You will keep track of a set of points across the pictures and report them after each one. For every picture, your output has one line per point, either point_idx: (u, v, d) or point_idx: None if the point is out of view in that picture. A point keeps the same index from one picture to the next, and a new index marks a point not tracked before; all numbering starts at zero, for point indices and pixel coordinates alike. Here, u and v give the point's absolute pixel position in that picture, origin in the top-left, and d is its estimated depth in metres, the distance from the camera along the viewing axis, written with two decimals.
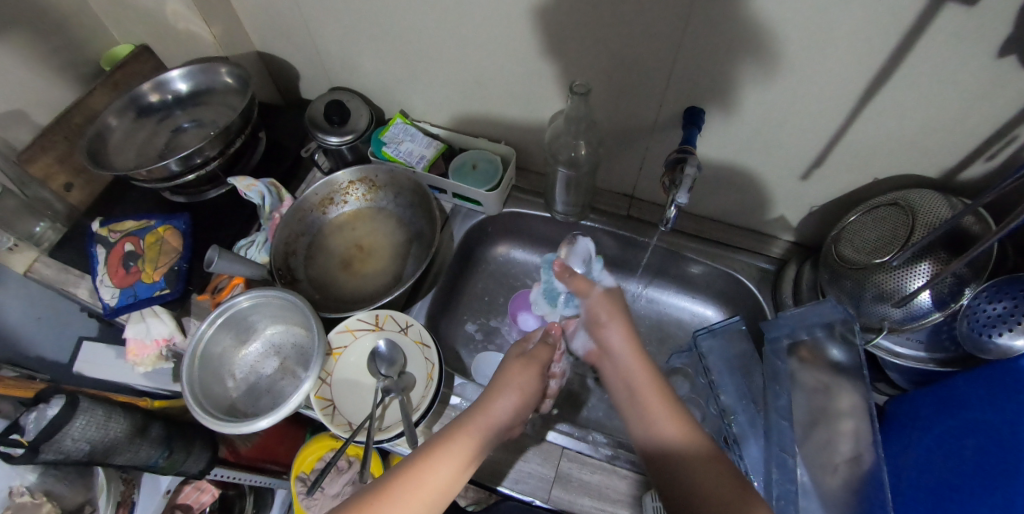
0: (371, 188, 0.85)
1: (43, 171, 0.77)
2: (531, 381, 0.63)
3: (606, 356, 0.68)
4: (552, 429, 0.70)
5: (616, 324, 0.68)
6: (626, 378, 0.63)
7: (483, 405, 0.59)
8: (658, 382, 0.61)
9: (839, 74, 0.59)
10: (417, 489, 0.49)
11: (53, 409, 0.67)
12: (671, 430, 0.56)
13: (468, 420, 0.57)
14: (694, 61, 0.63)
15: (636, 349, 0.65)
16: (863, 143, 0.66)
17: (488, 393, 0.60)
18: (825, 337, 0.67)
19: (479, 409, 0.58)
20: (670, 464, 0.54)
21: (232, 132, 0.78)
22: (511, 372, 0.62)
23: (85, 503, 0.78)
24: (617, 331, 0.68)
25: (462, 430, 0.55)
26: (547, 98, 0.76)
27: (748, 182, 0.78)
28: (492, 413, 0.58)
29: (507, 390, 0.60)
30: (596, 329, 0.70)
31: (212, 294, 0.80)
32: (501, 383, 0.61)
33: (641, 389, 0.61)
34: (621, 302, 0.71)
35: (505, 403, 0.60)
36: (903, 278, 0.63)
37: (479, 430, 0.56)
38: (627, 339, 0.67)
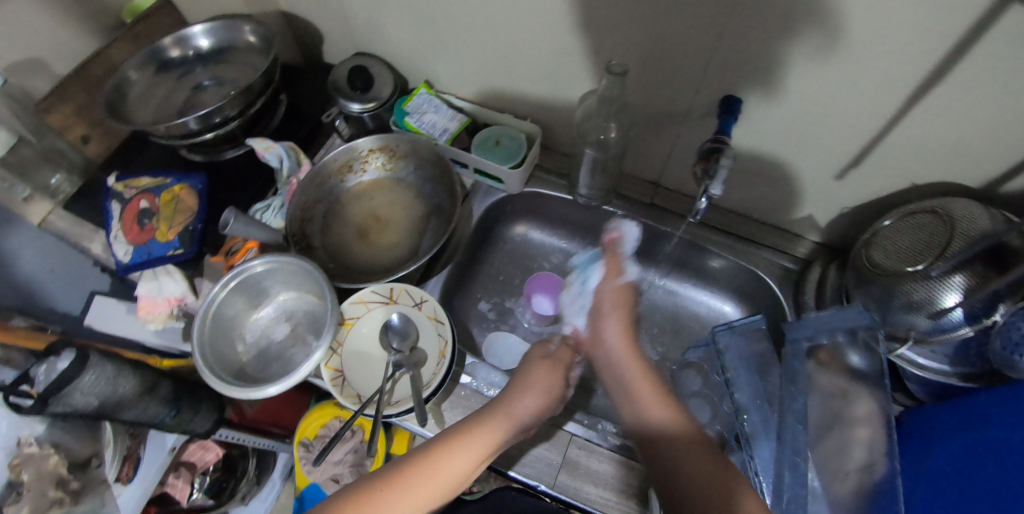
0: (392, 157, 0.83)
1: (61, 122, 0.76)
2: (553, 383, 0.66)
3: (600, 346, 0.69)
4: (570, 421, 0.69)
5: (617, 317, 0.70)
6: (618, 372, 0.66)
7: (505, 404, 0.62)
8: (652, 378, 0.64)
9: (891, 71, 0.56)
10: (424, 481, 0.55)
11: (64, 361, 0.67)
12: (660, 413, 0.60)
13: (488, 416, 0.61)
14: (738, 49, 0.60)
15: (632, 345, 0.68)
16: (907, 145, 0.63)
17: (512, 391, 0.64)
18: (847, 343, 0.64)
19: (501, 410, 0.61)
20: (660, 443, 0.58)
21: (253, 92, 0.77)
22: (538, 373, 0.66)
23: (93, 457, 0.77)
24: (616, 324, 0.70)
25: (479, 427, 0.59)
26: (579, 78, 0.73)
27: (780, 178, 0.75)
28: (516, 411, 0.62)
29: (529, 393, 0.63)
30: (597, 318, 0.71)
31: (226, 256, 0.79)
32: (522, 385, 0.64)
33: (634, 382, 0.64)
34: (630, 299, 0.73)
35: (531, 401, 0.63)
36: (936, 290, 0.61)
37: (497, 429, 0.60)
38: (623, 332, 0.69)
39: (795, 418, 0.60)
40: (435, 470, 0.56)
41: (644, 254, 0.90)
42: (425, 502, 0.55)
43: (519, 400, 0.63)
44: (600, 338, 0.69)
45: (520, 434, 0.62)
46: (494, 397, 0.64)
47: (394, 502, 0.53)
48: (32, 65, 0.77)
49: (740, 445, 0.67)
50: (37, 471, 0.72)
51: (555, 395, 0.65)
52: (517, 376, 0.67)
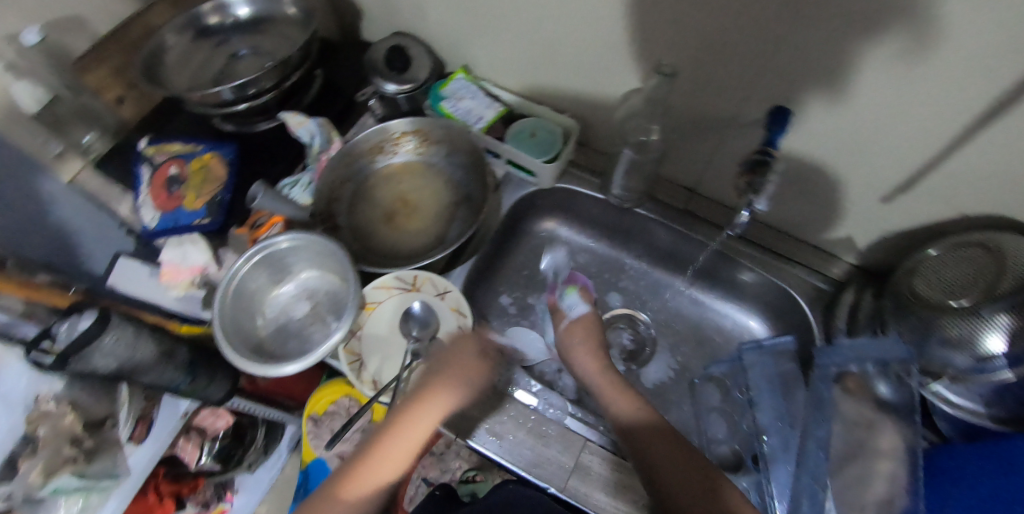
0: (424, 141, 0.82)
1: (98, 82, 0.76)
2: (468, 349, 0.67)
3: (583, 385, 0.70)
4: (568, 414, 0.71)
5: (585, 350, 0.71)
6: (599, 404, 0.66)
7: (424, 399, 0.61)
8: (618, 385, 0.66)
9: (955, 94, 0.53)
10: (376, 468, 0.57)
11: (86, 321, 0.67)
12: (631, 412, 0.63)
13: (411, 412, 0.61)
14: (793, 60, 0.58)
15: (604, 368, 0.68)
16: (962, 174, 0.60)
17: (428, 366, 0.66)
18: (876, 373, 0.62)
19: (423, 402, 0.61)
20: (641, 436, 0.60)
21: (289, 66, 0.76)
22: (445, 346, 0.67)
23: (108, 417, 0.77)
24: (587, 358, 0.70)
25: (406, 424, 0.60)
26: (623, 75, 0.71)
27: (824, 195, 0.73)
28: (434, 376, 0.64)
29: (447, 383, 0.63)
30: (570, 359, 0.72)
31: (251, 229, 0.77)
32: (438, 377, 0.63)
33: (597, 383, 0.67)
34: (596, 326, 0.74)
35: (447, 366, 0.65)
36: (979, 329, 0.59)
37: (420, 424, 0.60)
38: (595, 361, 0.70)
39: (817, 444, 0.59)
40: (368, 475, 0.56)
41: (673, 261, 0.88)
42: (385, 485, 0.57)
43: (440, 392, 0.62)
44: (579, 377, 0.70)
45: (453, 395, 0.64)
46: (413, 388, 0.63)
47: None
48: (72, 23, 0.77)
49: (756, 465, 0.65)
50: (53, 428, 0.72)
51: (477, 382, 0.65)
52: (433, 365, 0.66)
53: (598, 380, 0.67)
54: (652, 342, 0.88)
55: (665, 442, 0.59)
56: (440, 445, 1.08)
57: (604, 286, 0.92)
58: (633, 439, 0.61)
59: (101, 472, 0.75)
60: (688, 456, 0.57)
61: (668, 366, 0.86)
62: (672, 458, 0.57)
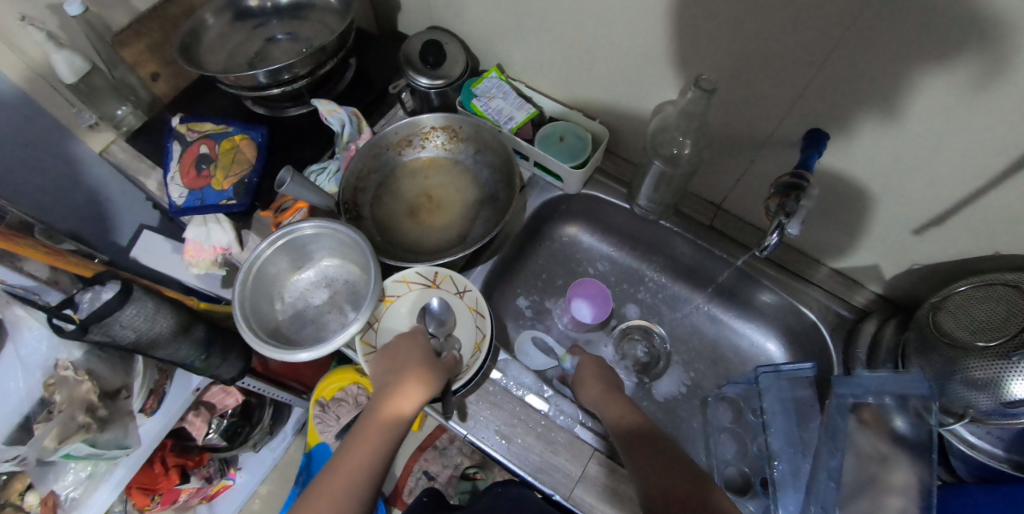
0: (453, 137, 0.82)
1: (134, 58, 0.77)
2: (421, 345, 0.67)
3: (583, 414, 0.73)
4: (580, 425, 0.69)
5: (587, 383, 0.73)
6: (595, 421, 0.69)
7: (388, 394, 0.61)
8: (614, 398, 0.69)
9: (1002, 130, 0.52)
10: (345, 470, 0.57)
11: (107, 293, 0.69)
12: (623, 420, 0.65)
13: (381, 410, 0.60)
14: (841, 81, 0.57)
15: (603, 390, 0.71)
16: (999, 213, 0.59)
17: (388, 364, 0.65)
18: (895, 407, 0.60)
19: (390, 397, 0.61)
20: (638, 442, 0.62)
21: (325, 53, 0.76)
22: (398, 343, 0.67)
23: (122, 389, 0.79)
24: (588, 388, 0.73)
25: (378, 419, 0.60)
26: (659, 86, 0.70)
27: (856, 221, 0.71)
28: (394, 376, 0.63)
29: (411, 376, 0.62)
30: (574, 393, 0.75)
31: (275, 213, 0.78)
32: (401, 372, 0.63)
33: (592, 402, 0.70)
34: (605, 366, 0.77)
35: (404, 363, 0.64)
36: (1002, 372, 0.57)
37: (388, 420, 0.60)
38: (596, 392, 0.72)
39: (829, 475, 0.58)
40: (343, 474, 0.57)
41: (694, 276, 0.87)
42: (356, 484, 0.57)
43: (403, 385, 0.61)
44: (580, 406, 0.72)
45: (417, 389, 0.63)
46: (379, 384, 0.63)
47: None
48: None
49: (766, 490, 0.64)
50: (69, 395, 0.72)
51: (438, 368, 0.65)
52: (391, 358, 0.65)
53: (597, 396, 0.70)
54: (666, 356, 0.87)
55: (660, 457, 0.60)
56: (444, 440, 1.09)
57: (621, 296, 0.91)
58: (631, 444, 0.62)
59: (111, 441, 0.76)
60: (679, 466, 0.59)
61: (680, 381, 0.86)
62: (659, 464, 0.59)
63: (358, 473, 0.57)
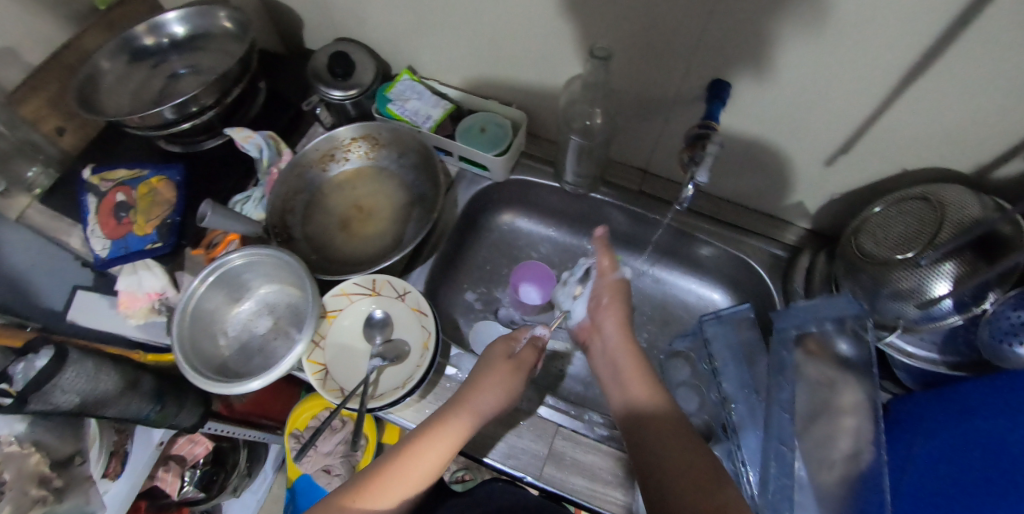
0: (374, 145, 0.82)
1: (34, 114, 0.76)
2: (515, 378, 0.66)
3: (597, 333, 0.71)
4: (543, 404, 0.71)
5: (615, 310, 0.70)
6: (612, 361, 0.67)
7: (458, 406, 0.62)
8: (640, 362, 0.65)
9: (879, 57, 0.55)
10: (397, 483, 0.58)
11: (41, 359, 0.65)
12: (644, 400, 0.60)
13: (446, 417, 0.61)
14: (725, 31, 0.58)
15: (627, 335, 0.68)
16: (897, 130, 0.62)
17: (473, 385, 0.64)
18: (835, 331, 0.63)
19: (463, 408, 0.62)
20: (650, 429, 0.57)
21: (228, 80, 0.75)
22: (496, 367, 0.66)
23: (77, 454, 0.75)
24: (614, 315, 0.70)
25: (442, 426, 0.61)
26: (565, 62, 0.71)
27: (772, 164, 0.74)
28: (474, 409, 0.62)
29: (487, 388, 0.64)
30: (594, 310, 0.72)
31: (206, 249, 0.77)
32: (479, 393, 0.63)
33: (613, 342, 0.68)
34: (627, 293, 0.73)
35: (488, 399, 0.63)
36: (926, 279, 0.59)
37: (448, 440, 0.60)
38: (619, 324, 0.69)
39: (782, 407, 0.59)
40: (402, 472, 0.58)
41: (633, 243, 0.89)
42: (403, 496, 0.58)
43: (476, 398, 0.63)
44: (599, 327, 0.70)
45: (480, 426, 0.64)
46: (451, 403, 0.63)
47: (380, 508, 0.56)
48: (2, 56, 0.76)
49: (727, 434, 0.66)
50: (18, 469, 0.70)
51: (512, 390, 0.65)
52: (473, 382, 0.65)
53: (624, 362, 0.65)
54: None
55: (676, 442, 0.55)
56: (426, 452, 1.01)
57: None
58: (640, 427, 0.58)
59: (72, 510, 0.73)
60: (693, 450, 0.54)
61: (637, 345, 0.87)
62: (668, 441, 0.55)
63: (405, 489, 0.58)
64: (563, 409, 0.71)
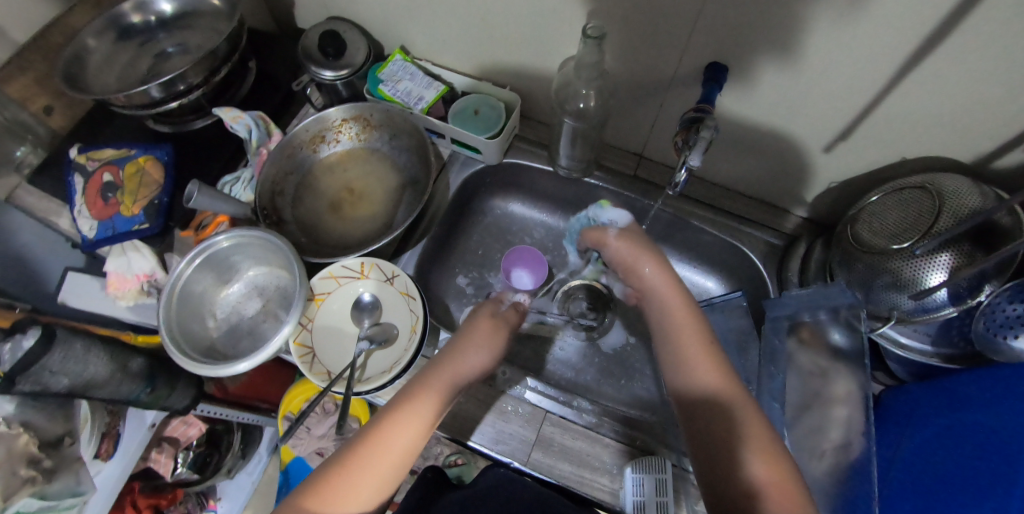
0: (366, 127, 0.81)
1: (21, 93, 0.76)
2: (490, 338, 0.67)
3: (645, 296, 0.68)
4: (522, 384, 0.71)
5: (649, 263, 0.69)
6: (659, 316, 0.65)
7: (436, 370, 0.61)
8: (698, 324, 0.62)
9: (881, 42, 0.53)
10: (380, 457, 0.54)
11: (28, 340, 0.64)
12: (706, 377, 0.57)
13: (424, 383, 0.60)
14: (723, 11, 0.56)
15: (676, 289, 0.66)
16: (899, 116, 0.60)
17: (448, 351, 0.64)
18: (829, 321, 0.64)
19: (441, 372, 0.61)
20: (706, 412, 0.55)
21: (217, 58, 0.74)
22: (471, 330, 0.67)
23: (67, 435, 0.74)
24: (654, 268, 0.68)
25: (422, 392, 0.59)
26: (559, 42, 0.70)
27: (769, 150, 0.72)
28: (452, 372, 0.62)
29: (464, 353, 0.64)
30: (630, 272, 0.71)
31: (195, 231, 0.77)
32: (454, 355, 0.63)
33: (675, 307, 0.64)
34: (644, 242, 0.71)
35: (465, 362, 0.63)
36: (922, 269, 0.57)
37: (429, 405, 0.58)
38: (665, 280, 0.67)
39: (772, 396, 0.63)
40: (382, 445, 0.55)
41: None
42: (389, 472, 0.54)
43: (454, 361, 0.63)
44: (642, 287, 0.69)
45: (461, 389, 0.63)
46: (427, 370, 0.62)
47: (364, 486, 0.53)
48: None
49: None
50: (7, 450, 0.69)
51: (491, 350, 0.66)
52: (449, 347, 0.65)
53: (681, 324, 0.62)
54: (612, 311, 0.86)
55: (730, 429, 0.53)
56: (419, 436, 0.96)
57: (561, 263, 0.91)
58: (695, 410, 0.56)
59: (63, 491, 0.72)
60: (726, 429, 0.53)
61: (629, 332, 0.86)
62: (716, 420, 0.54)
63: (392, 462, 0.55)
64: (554, 393, 0.70)
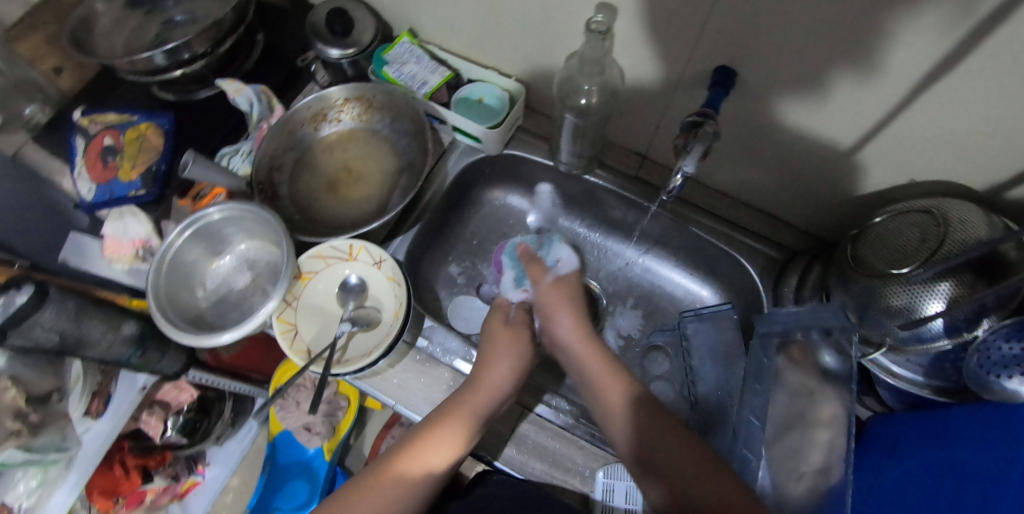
0: (367, 108, 0.80)
1: (32, 52, 0.75)
2: (521, 345, 0.68)
3: (559, 346, 0.71)
4: (540, 402, 0.69)
5: (564, 315, 0.71)
6: (578, 365, 0.67)
7: (472, 387, 0.63)
8: (610, 359, 0.66)
9: (897, 56, 0.51)
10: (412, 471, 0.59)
11: (21, 295, 0.64)
12: (624, 395, 0.62)
13: (463, 401, 0.62)
14: (735, 12, 0.54)
15: (587, 336, 0.68)
16: (910, 135, 0.58)
17: (484, 363, 0.65)
18: (821, 341, 0.59)
19: (477, 388, 0.63)
20: (648, 421, 0.59)
21: (223, 29, 0.73)
22: (499, 339, 0.68)
23: (55, 392, 0.76)
24: (568, 317, 0.71)
25: (457, 412, 0.61)
26: (568, 35, 0.68)
27: (775, 160, 0.70)
28: (490, 387, 0.63)
29: (501, 362, 0.65)
30: (545, 320, 0.72)
31: (193, 200, 0.77)
32: (488, 368, 0.65)
33: (583, 356, 0.67)
34: (570, 291, 0.74)
35: (501, 373, 0.65)
36: (919, 297, 0.55)
37: (462, 424, 0.61)
38: (576, 325, 0.70)
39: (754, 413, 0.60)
40: (420, 459, 0.59)
41: (625, 230, 0.87)
42: (419, 483, 0.59)
43: (492, 373, 0.64)
44: (556, 336, 0.70)
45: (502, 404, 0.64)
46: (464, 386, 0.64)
47: (394, 495, 0.57)
48: None
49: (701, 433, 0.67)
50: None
51: (524, 353, 0.68)
52: (485, 358, 0.66)
53: (597, 367, 0.65)
54: (604, 313, 0.87)
55: (675, 436, 0.57)
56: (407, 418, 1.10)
57: None
58: (648, 422, 0.59)
59: (48, 445, 0.73)
60: (678, 438, 0.57)
61: (616, 336, 0.86)
62: (660, 434, 0.58)
63: (423, 473, 0.59)
64: (546, 400, 0.69)
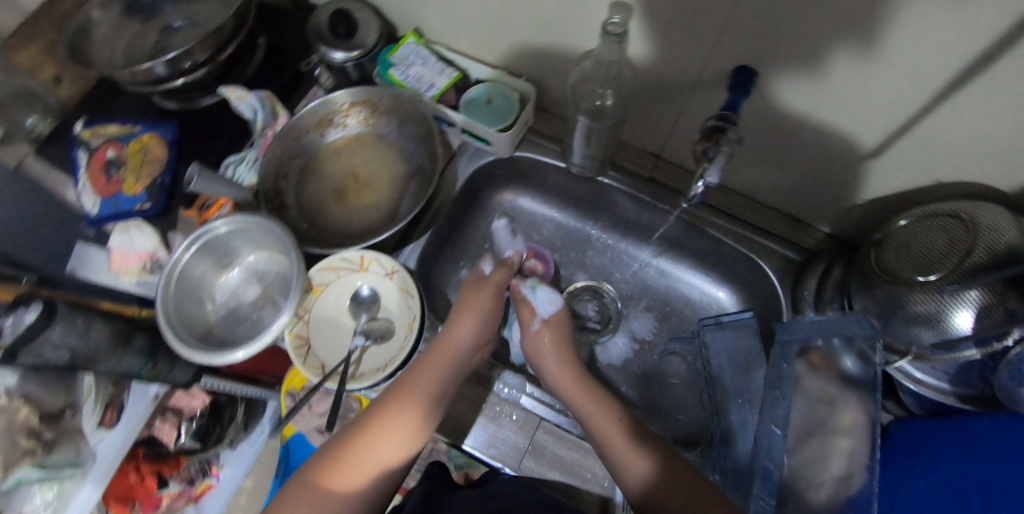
0: (373, 112, 0.78)
1: (30, 61, 0.74)
2: (489, 304, 0.73)
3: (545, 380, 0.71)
4: (523, 394, 0.70)
5: (551, 359, 0.70)
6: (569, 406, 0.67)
7: (426, 361, 0.65)
8: (587, 384, 0.67)
9: (924, 59, 0.49)
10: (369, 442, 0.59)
11: (30, 314, 0.62)
12: (606, 421, 0.63)
13: (418, 373, 0.63)
14: (756, 14, 0.52)
15: (574, 378, 0.68)
16: (936, 137, 0.56)
17: (450, 320, 0.70)
18: (842, 347, 0.56)
19: (433, 359, 0.65)
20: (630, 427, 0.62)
21: (224, 35, 0.71)
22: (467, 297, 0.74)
23: (67, 408, 0.75)
24: (553, 360, 0.70)
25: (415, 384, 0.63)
26: (580, 37, 0.66)
27: (795, 161, 0.68)
28: (450, 347, 0.66)
29: (463, 322, 0.69)
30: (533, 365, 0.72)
31: (199, 211, 0.76)
32: (445, 337, 0.67)
33: (568, 393, 0.67)
34: (562, 333, 0.74)
35: (465, 326, 0.69)
36: (946, 305, 0.54)
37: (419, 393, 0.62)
38: (563, 366, 0.69)
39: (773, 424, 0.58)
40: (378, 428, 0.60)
41: (640, 231, 0.85)
42: (378, 454, 0.59)
43: (451, 340, 0.67)
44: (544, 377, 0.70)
45: (469, 354, 0.68)
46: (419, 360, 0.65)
47: (355, 467, 0.57)
48: None
49: (719, 442, 0.66)
50: (8, 422, 0.70)
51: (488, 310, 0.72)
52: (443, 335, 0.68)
53: (580, 399, 0.66)
54: (618, 316, 0.87)
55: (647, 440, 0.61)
56: None
57: (569, 263, 0.90)
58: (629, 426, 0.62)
59: (63, 461, 0.73)
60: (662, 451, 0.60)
61: (631, 341, 0.85)
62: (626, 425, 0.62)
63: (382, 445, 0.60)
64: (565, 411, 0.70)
